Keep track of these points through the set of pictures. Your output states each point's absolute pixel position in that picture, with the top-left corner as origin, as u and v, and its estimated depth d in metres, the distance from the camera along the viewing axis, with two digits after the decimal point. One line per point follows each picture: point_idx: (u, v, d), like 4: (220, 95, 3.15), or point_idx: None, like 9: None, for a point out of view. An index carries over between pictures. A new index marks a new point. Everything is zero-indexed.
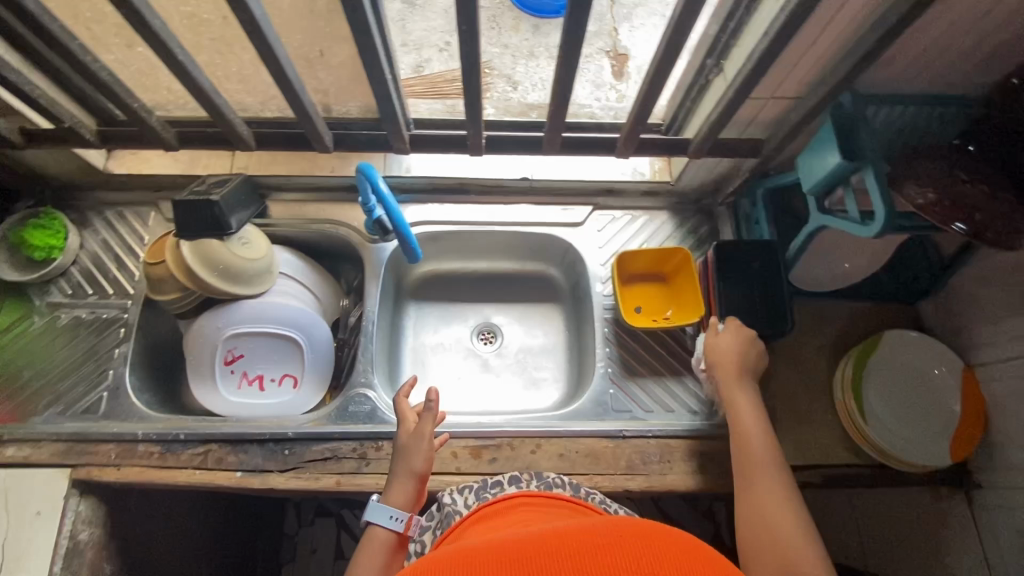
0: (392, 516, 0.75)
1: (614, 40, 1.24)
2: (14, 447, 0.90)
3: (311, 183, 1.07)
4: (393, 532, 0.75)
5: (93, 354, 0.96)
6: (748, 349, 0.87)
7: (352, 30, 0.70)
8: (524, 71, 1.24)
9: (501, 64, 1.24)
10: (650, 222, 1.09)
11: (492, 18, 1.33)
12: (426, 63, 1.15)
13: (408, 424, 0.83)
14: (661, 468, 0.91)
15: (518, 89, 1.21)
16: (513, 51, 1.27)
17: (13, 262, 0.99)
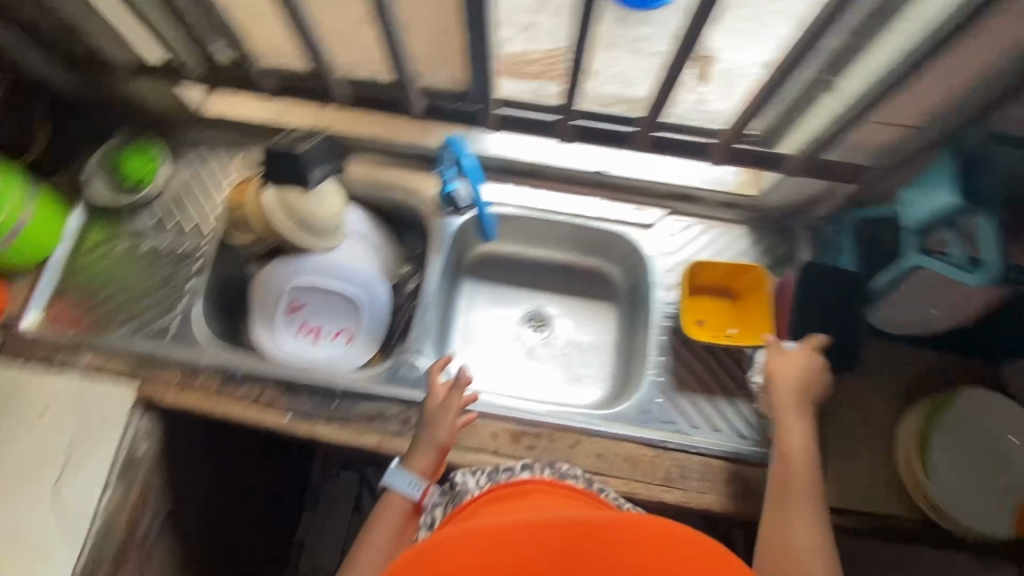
0: (410, 483, 0.84)
1: None
2: (89, 357, 0.96)
3: (391, 148, 1.08)
4: (410, 499, 0.85)
5: (169, 282, 1.01)
6: (814, 374, 0.84)
7: None
8: None
9: None
10: (725, 235, 1.06)
11: None
12: None
13: (435, 397, 0.89)
14: (699, 485, 0.89)
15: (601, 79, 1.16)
16: None
17: (108, 184, 1.05)
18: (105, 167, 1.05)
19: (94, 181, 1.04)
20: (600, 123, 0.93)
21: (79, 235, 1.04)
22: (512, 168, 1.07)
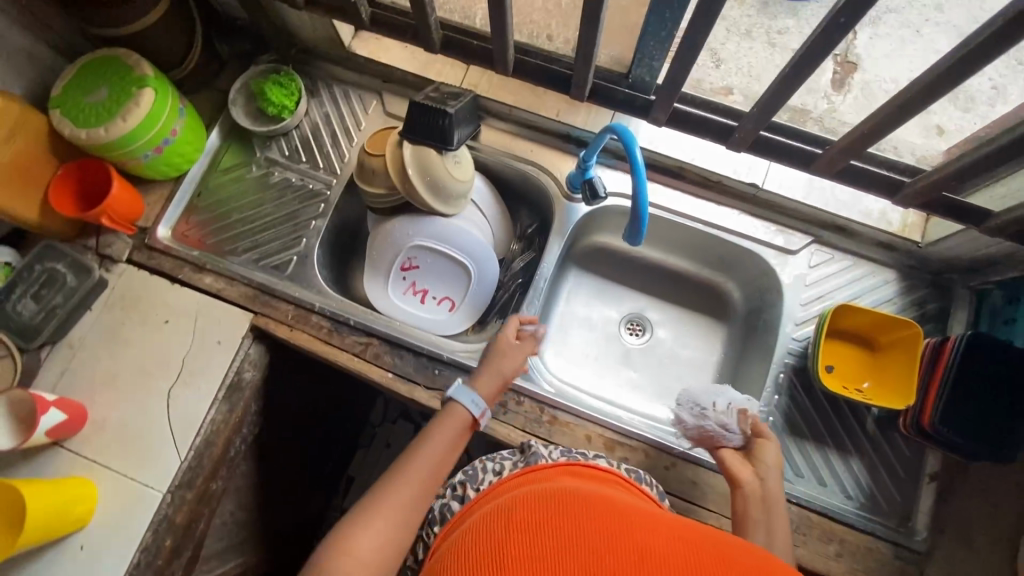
0: (472, 400, 0.81)
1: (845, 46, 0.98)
2: (212, 277, 0.98)
3: (530, 120, 1.04)
4: (470, 414, 0.80)
5: (293, 219, 1.02)
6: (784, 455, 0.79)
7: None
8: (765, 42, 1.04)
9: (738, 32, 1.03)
10: (871, 278, 0.96)
11: None
12: None
13: (507, 335, 0.89)
14: (794, 537, 0.85)
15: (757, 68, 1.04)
16: None
17: (249, 110, 1.06)
18: (249, 91, 1.05)
19: (236, 104, 1.05)
20: (783, 141, 0.80)
21: (214, 156, 1.06)
22: (654, 163, 1.01)
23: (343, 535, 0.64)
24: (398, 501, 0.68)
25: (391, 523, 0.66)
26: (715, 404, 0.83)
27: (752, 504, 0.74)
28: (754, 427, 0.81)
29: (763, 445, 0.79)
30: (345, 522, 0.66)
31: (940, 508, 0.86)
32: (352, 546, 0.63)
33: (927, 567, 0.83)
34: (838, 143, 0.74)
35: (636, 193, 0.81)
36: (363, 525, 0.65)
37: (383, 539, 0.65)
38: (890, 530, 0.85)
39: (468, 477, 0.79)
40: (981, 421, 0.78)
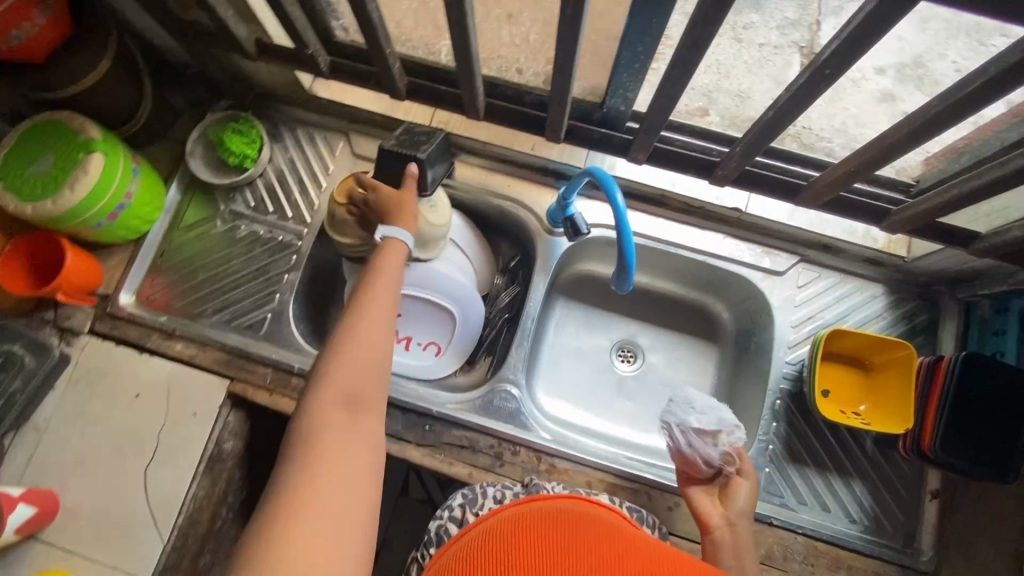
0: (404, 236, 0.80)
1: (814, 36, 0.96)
2: (183, 343, 0.93)
3: (505, 155, 1.00)
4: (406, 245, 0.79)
5: (264, 273, 0.98)
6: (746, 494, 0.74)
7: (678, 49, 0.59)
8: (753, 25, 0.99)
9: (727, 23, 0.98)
10: (860, 294, 0.95)
11: None
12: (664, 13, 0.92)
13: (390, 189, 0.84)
14: (802, 569, 0.84)
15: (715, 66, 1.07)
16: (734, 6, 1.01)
17: (208, 161, 1.00)
18: (207, 141, 1.00)
19: (194, 155, 0.99)
20: (767, 172, 0.79)
21: (176, 212, 1.00)
22: (635, 193, 0.98)
23: (327, 360, 0.61)
24: (374, 310, 0.66)
25: (377, 321, 0.65)
26: (705, 418, 0.77)
27: (722, 550, 0.70)
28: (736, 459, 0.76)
29: (737, 485, 0.75)
30: (327, 348, 0.63)
31: (942, 527, 0.86)
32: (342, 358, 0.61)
33: None
34: (824, 177, 0.72)
35: (622, 246, 0.79)
36: (347, 342, 0.63)
37: (370, 348, 0.63)
38: (896, 552, 0.85)
39: (468, 501, 0.77)
40: (982, 445, 0.77)
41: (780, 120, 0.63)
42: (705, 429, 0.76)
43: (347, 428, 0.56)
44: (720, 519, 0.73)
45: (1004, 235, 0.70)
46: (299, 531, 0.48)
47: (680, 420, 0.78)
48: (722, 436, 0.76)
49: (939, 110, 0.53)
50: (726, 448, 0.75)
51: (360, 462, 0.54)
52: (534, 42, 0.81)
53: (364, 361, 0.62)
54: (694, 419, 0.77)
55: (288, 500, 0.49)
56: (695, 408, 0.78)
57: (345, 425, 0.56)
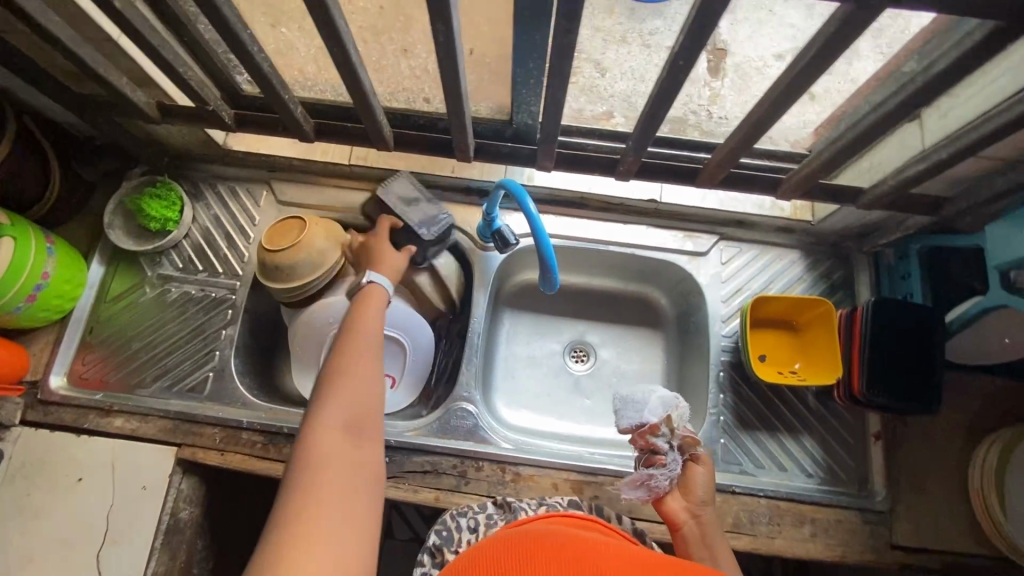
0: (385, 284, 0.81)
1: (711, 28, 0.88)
2: (123, 418, 0.90)
3: (428, 181, 1.03)
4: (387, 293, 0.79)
5: (201, 333, 0.96)
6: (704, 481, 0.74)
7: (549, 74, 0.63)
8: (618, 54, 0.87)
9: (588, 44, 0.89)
10: (779, 261, 1.02)
11: None
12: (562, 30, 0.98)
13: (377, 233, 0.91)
14: (769, 530, 0.87)
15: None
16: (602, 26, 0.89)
17: (129, 230, 0.99)
18: (125, 210, 0.98)
19: (113, 226, 0.98)
20: (667, 161, 0.84)
21: (101, 285, 0.98)
22: (557, 199, 1.02)
23: (319, 396, 0.60)
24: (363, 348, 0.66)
25: (370, 354, 0.66)
26: (652, 412, 0.75)
27: (694, 546, 0.69)
28: (688, 446, 0.74)
29: (693, 471, 0.73)
30: (319, 386, 0.62)
31: (889, 464, 0.91)
32: (341, 387, 0.61)
33: (893, 524, 0.88)
34: (717, 158, 0.76)
35: (541, 248, 0.83)
36: (341, 377, 0.62)
37: (365, 380, 0.63)
38: (853, 498, 0.89)
39: (444, 540, 0.71)
40: (898, 380, 0.83)
41: (655, 116, 0.68)
42: (659, 423, 0.75)
43: (352, 456, 0.56)
44: (687, 512, 0.71)
45: (882, 186, 0.76)
46: (306, 566, 0.45)
47: (633, 418, 0.76)
48: (674, 424, 0.75)
49: (789, 83, 0.59)
50: (678, 436, 0.75)
51: (361, 493, 0.53)
52: (434, 71, 0.84)
53: (358, 395, 0.61)
54: (647, 416, 0.75)
55: (293, 527, 0.47)
56: (646, 403, 0.76)
57: (345, 457, 0.55)
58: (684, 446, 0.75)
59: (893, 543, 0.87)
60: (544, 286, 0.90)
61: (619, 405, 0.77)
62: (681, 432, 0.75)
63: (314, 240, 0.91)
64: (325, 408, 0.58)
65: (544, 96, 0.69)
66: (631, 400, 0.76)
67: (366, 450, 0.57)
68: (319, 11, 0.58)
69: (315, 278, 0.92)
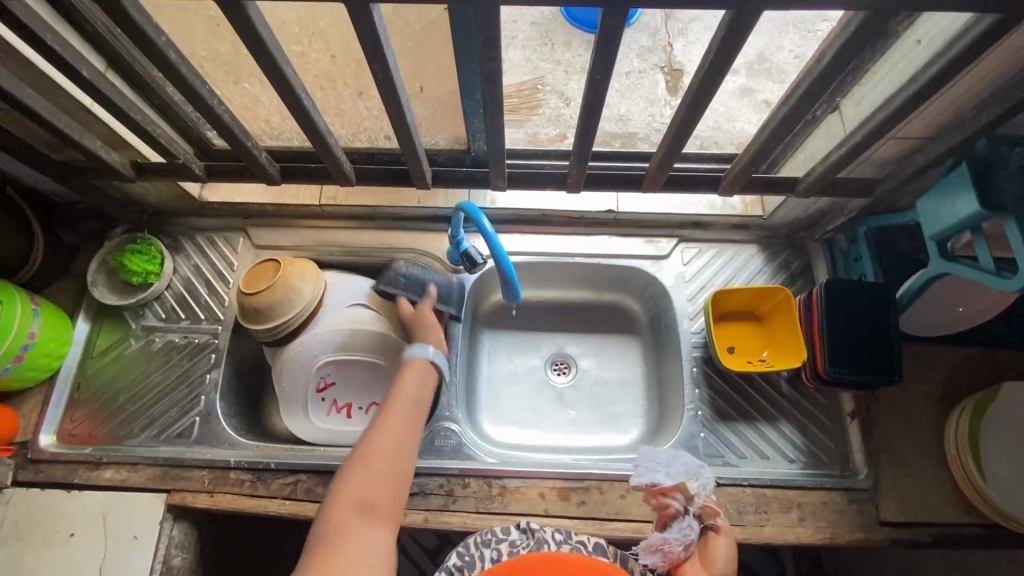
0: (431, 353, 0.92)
1: (669, 55, 1.44)
2: (111, 469, 0.92)
3: (397, 213, 1.07)
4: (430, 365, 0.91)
5: (186, 379, 0.99)
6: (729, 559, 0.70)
7: (485, 99, 0.68)
8: (576, 87, 1.39)
9: (554, 80, 1.41)
10: (738, 256, 1.06)
11: (545, 34, 1.49)
12: (546, 80, 1.41)
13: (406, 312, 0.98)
14: (757, 518, 0.87)
15: (571, 104, 1.35)
16: (566, 67, 1.44)
17: (112, 286, 1.02)
18: (107, 267, 1.02)
19: (97, 284, 1.01)
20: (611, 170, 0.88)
21: (86, 342, 1.01)
22: (521, 218, 1.08)
23: (346, 474, 0.74)
24: (388, 435, 0.78)
25: (394, 438, 0.78)
26: (669, 472, 0.77)
27: None
28: (705, 512, 0.74)
29: (712, 541, 0.72)
30: (348, 463, 0.76)
31: (868, 443, 0.92)
32: (359, 473, 0.73)
33: (879, 501, 0.89)
34: (656, 162, 0.80)
35: (500, 265, 0.88)
36: (365, 458, 0.75)
37: (385, 465, 0.75)
38: (836, 479, 0.90)
39: (466, 563, 0.78)
40: (857, 354, 0.86)
41: (588, 134, 0.73)
42: (675, 487, 0.76)
43: (360, 535, 0.68)
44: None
45: (814, 173, 0.81)
46: None
47: (648, 478, 0.78)
48: (691, 491, 0.76)
49: (704, 87, 0.64)
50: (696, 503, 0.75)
51: (366, 562, 0.65)
52: None
53: (376, 479, 0.73)
54: (661, 478, 0.77)
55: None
56: (664, 465, 0.78)
57: (355, 532, 0.67)
58: (702, 515, 0.75)
59: (881, 520, 0.88)
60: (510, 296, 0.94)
61: (641, 464, 0.80)
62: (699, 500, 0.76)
63: (290, 278, 0.94)
64: (347, 487, 0.72)
65: (483, 119, 0.74)
66: (652, 464, 0.79)
67: (376, 524, 0.69)
68: (267, 64, 0.63)
69: (294, 316, 0.95)
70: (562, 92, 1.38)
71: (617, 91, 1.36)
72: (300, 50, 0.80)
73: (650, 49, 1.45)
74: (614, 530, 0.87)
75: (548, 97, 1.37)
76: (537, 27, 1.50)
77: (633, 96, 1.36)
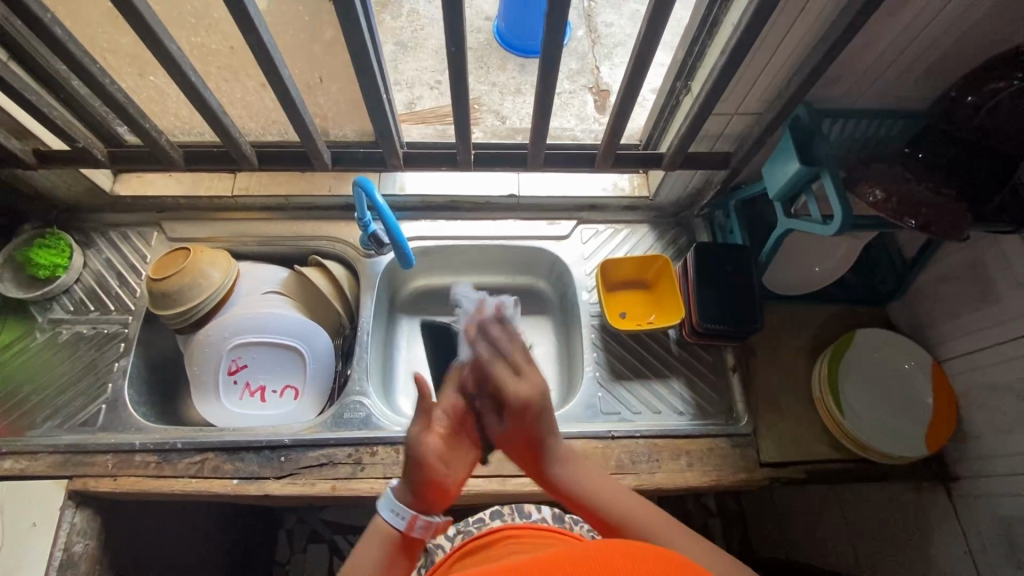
0: (392, 511, 0.61)
1: (596, 76, 1.57)
2: (11, 459, 0.91)
3: (309, 203, 1.12)
4: (396, 531, 0.61)
5: (93, 368, 0.99)
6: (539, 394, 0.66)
7: (360, 70, 0.75)
8: (510, 106, 1.51)
9: (489, 100, 1.52)
10: (632, 235, 1.15)
11: (481, 58, 1.61)
12: (481, 97, 1.52)
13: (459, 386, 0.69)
14: (650, 466, 0.94)
15: (506, 122, 1.48)
16: (500, 88, 1.55)
17: (18, 281, 1.02)
18: (14, 263, 1.02)
19: (3, 279, 1.01)
20: (502, 150, 0.95)
21: None
22: (431, 204, 1.14)
23: None
24: None
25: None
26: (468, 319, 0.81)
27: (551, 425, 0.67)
28: (516, 401, 0.65)
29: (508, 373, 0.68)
30: None
31: (749, 393, 1.01)
32: None
33: (759, 445, 0.97)
34: (533, 139, 0.89)
35: (393, 235, 0.94)
36: None
37: None
38: (720, 426, 0.98)
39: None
40: (723, 307, 0.96)
41: (465, 109, 0.82)
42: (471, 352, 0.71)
43: None
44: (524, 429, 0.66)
45: (674, 147, 0.92)
46: None
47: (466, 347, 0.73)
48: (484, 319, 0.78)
49: (549, 53, 0.74)
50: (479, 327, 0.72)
51: None
52: None
53: None
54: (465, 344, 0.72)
55: None
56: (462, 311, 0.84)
57: None
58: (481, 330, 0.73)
59: (761, 461, 0.95)
60: (406, 267, 1.02)
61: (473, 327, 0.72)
62: (506, 341, 0.70)
63: (198, 264, 0.97)
64: None
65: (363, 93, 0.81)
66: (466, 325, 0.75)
67: None
68: (154, 45, 0.69)
69: (201, 301, 0.97)
70: (497, 111, 1.50)
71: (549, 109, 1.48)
72: (200, 41, 0.85)
73: (579, 71, 1.58)
74: (517, 485, 0.94)
75: (485, 116, 1.49)
76: (472, 51, 1.62)
77: (564, 113, 1.49)
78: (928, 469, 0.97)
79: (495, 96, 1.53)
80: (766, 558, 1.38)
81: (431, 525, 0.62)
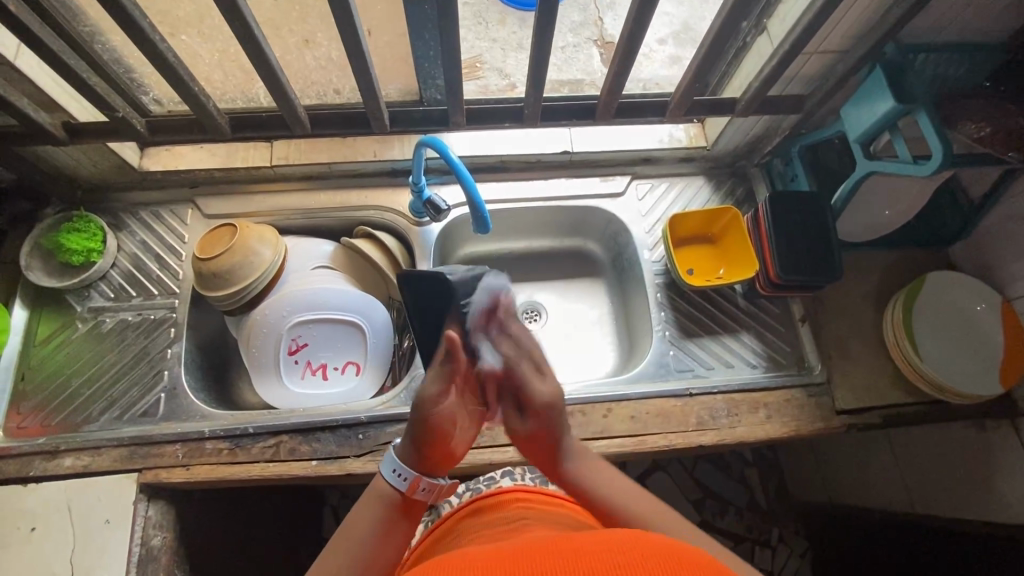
0: (396, 471, 0.60)
1: (600, 28, 1.49)
2: (71, 457, 0.86)
3: (352, 168, 1.05)
4: (398, 491, 0.60)
5: (145, 356, 0.94)
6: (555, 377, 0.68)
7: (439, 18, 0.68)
8: (513, 63, 1.41)
9: (491, 57, 1.41)
10: (687, 188, 1.12)
11: (478, 13, 1.50)
12: (481, 54, 1.42)
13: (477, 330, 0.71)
14: (729, 421, 0.93)
15: (511, 80, 1.38)
16: (501, 44, 1.44)
17: (48, 270, 0.95)
18: (43, 250, 0.95)
19: (32, 268, 0.94)
20: (564, 103, 0.90)
21: (26, 330, 0.94)
22: (478, 165, 1.09)
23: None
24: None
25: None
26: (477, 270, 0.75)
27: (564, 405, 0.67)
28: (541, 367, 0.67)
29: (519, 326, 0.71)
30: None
31: (819, 342, 1.00)
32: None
33: (834, 393, 0.97)
34: (608, 86, 0.83)
35: (470, 195, 0.88)
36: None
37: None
38: (794, 376, 0.98)
39: None
40: (799, 258, 0.94)
41: (542, 58, 0.76)
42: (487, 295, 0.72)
43: None
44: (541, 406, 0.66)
45: (749, 91, 0.88)
46: None
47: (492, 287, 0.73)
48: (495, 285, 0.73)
49: None
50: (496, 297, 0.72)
51: None
52: (339, 58, 0.89)
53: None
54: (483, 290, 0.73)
55: None
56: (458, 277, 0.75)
57: None
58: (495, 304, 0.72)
59: (838, 409, 0.95)
60: (481, 233, 0.97)
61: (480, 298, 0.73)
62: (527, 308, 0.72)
63: (247, 241, 0.91)
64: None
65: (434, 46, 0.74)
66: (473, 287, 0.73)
67: None
68: None
69: (255, 279, 0.91)
70: (501, 69, 1.40)
71: (556, 65, 1.40)
72: None
73: (582, 23, 1.49)
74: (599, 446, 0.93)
75: (488, 75, 1.39)
76: (467, 7, 1.51)
77: (570, 69, 1.40)
78: (999, 408, 0.98)
79: (507, 51, 1.43)
80: (807, 502, 1.41)
81: (435, 486, 0.61)
